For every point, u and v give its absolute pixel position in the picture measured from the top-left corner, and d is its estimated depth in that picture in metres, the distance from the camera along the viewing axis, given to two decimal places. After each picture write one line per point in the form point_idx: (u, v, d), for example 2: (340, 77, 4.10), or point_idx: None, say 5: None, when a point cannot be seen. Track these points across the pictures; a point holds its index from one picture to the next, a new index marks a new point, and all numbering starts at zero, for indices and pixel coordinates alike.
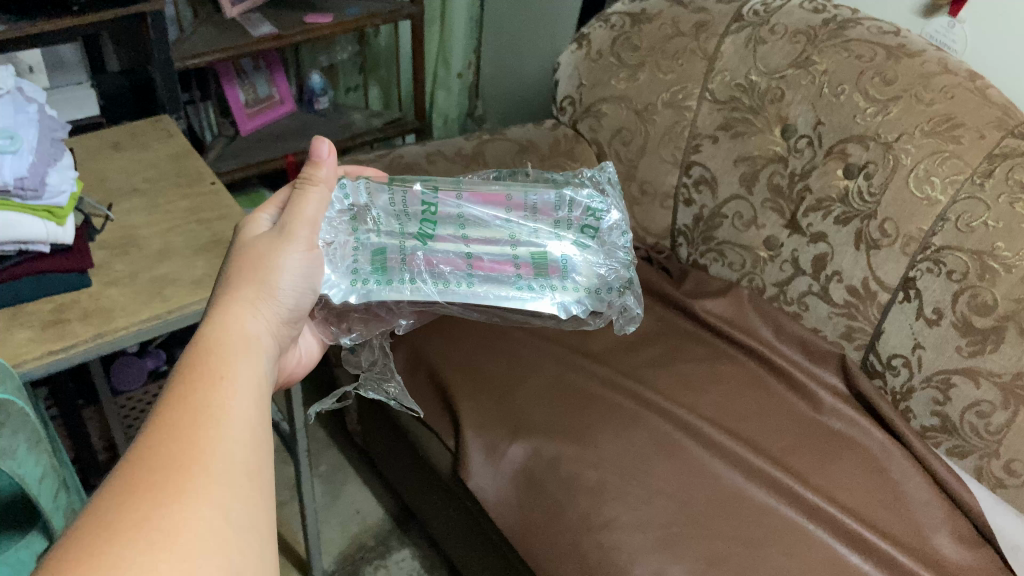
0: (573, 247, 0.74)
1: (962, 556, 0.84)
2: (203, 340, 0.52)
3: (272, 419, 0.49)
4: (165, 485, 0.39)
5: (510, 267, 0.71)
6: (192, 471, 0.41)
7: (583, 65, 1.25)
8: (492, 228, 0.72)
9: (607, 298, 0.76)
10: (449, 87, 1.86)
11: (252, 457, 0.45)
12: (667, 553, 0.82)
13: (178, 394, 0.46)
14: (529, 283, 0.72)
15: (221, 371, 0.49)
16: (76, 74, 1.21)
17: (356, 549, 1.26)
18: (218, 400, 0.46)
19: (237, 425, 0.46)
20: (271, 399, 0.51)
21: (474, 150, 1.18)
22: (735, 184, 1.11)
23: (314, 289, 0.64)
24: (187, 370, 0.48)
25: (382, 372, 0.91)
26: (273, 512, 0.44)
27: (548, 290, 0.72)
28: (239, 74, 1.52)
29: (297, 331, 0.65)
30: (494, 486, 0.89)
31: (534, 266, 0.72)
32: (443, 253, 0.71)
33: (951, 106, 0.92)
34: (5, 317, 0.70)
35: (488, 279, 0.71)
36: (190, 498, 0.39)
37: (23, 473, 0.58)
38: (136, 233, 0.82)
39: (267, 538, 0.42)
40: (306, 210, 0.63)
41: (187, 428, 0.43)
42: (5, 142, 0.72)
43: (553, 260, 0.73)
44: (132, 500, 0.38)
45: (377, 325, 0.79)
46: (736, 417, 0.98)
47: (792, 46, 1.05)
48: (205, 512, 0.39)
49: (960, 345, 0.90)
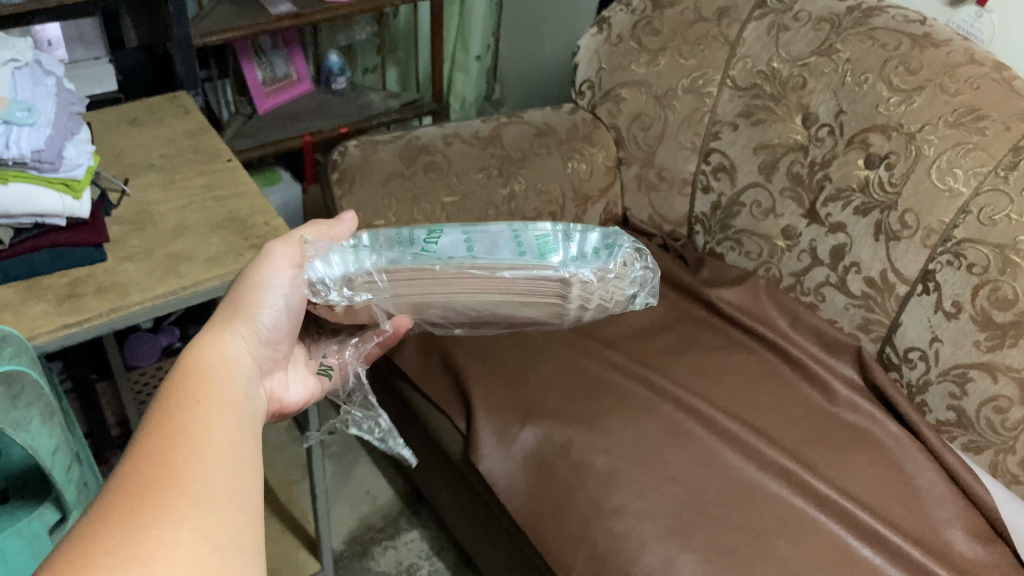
0: (578, 234, 0.70)
1: (975, 552, 0.84)
2: (182, 365, 0.49)
3: (256, 445, 0.46)
4: (140, 509, 0.36)
5: (513, 245, 0.67)
6: (169, 494, 0.38)
7: (604, 49, 1.24)
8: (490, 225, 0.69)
9: (611, 263, 0.69)
10: (468, 70, 1.85)
11: (236, 479, 0.42)
12: (677, 541, 0.81)
13: (154, 421, 0.43)
14: (527, 249, 0.67)
15: (199, 396, 0.46)
16: (94, 49, 1.22)
17: (365, 529, 1.26)
18: (199, 424, 0.44)
19: (218, 449, 0.42)
20: (255, 424, 0.48)
21: (491, 133, 1.17)
22: (754, 172, 1.11)
23: (297, 322, 0.63)
24: (167, 396, 0.45)
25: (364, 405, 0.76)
26: (262, 533, 0.41)
27: (550, 257, 0.66)
28: (257, 53, 1.52)
29: (282, 361, 0.64)
30: (504, 470, 0.89)
31: (538, 243, 0.67)
32: (448, 240, 0.67)
33: (976, 97, 0.91)
34: (20, 290, 0.70)
35: (489, 252, 0.66)
36: (169, 521, 0.36)
37: (37, 445, 0.58)
38: (152, 209, 0.82)
39: (256, 566, 0.39)
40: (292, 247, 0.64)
41: (167, 453, 0.40)
42: (22, 115, 0.71)
43: (554, 242, 0.68)
44: (104, 527, 0.35)
45: (374, 335, 0.72)
46: (749, 407, 0.98)
47: (816, 33, 1.04)
48: (183, 533, 0.36)
49: (979, 339, 0.89)
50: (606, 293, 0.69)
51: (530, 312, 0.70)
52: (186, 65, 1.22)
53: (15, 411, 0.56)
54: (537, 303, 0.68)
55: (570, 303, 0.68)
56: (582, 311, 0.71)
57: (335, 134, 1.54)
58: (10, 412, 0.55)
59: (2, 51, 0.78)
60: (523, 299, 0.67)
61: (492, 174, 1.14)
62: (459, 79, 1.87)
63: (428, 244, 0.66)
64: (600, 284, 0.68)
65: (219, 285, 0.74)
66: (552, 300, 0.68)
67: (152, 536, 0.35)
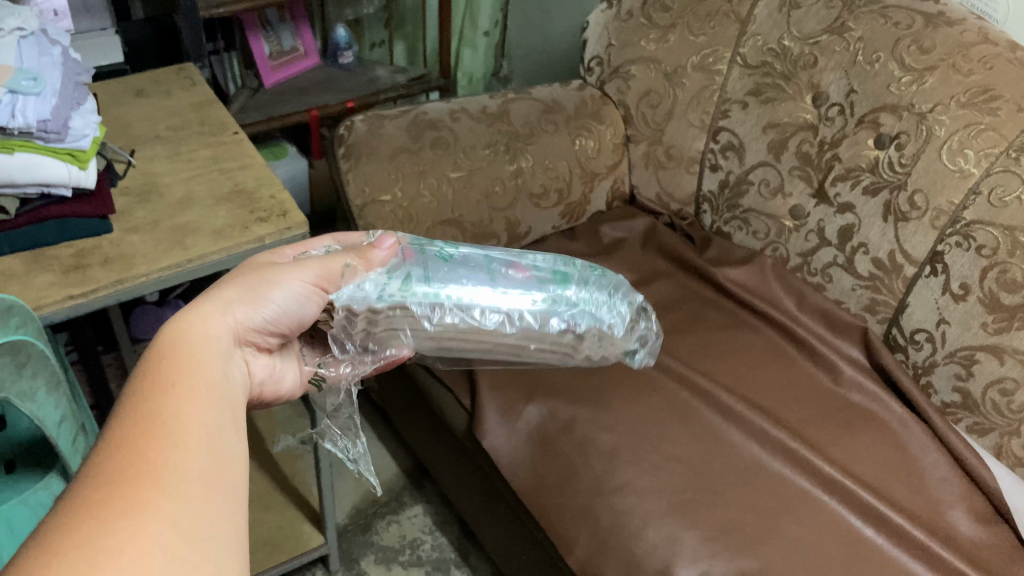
0: (587, 275, 0.81)
1: (976, 533, 0.84)
2: (162, 339, 0.49)
3: (232, 425, 0.46)
4: (109, 502, 0.36)
5: (532, 276, 0.76)
6: (138, 485, 0.37)
7: (613, 25, 1.23)
8: (503, 255, 0.77)
9: (617, 314, 0.81)
10: (476, 46, 1.83)
11: (211, 464, 0.41)
12: (679, 519, 0.81)
13: (129, 406, 0.42)
14: (548, 281, 0.76)
15: (176, 377, 0.46)
16: (100, 21, 1.21)
17: (369, 504, 1.27)
18: (175, 407, 0.43)
19: (192, 433, 0.42)
20: (235, 406, 0.48)
21: (499, 108, 1.16)
22: (763, 151, 1.10)
23: (306, 310, 0.63)
24: (144, 378, 0.45)
25: (348, 425, 0.79)
26: (238, 511, 0.41)
27: (569, 294, 0.77)
28: (264, 25, 1.50)
29: (272, 344, 0.63)
30: (507, 446, 0.90)
31: (557, 278, 0.77)
32: (466, 270, 0.73)
33: (989, 77, 0.90)
34: (26, 261, 0.70)
35: (511, 282, 0.74)
36: (137, 514, 0.36)
37: (43, 416, 0.59)
38: (159, 181, 0.82)
39: (232, 550, 0.39)
40: (332, 269, 0.64)
41: (137, 440, 0.40)
42: (27, 84, 0.71)
43: (571, 283, 0.78)
44: (71, 523, 0.35)
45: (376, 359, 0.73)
46: (754, 386, 0.98)
47: (828, 11, 1.03)
48: (153, 527, 0.36)
49: (986, 321, 0.89)
50: (611, 342, 0.82)
51: (540, 351, 0.80)
52: (194, 37, 1.22)
53: (21, 381, 0.56)
54: (550, 348, 0.79)
55: (587, 345, 0.80)
56: (587, 353, 0.82)
57: (341, 108, 1.53)
58: (16, 382, 0.56)
59: (7, 20, 0.77)
60: (545, 338, 0.77)
61: (499, 150, 1.13)
62: (467, 54, 1.85)
63: (450, 275, 0.72)
64: (606, 328, 0.80)
65: (225, 257, 0.74)
66: (575, 341, 0.79)
67: (120, 529, 0.35)
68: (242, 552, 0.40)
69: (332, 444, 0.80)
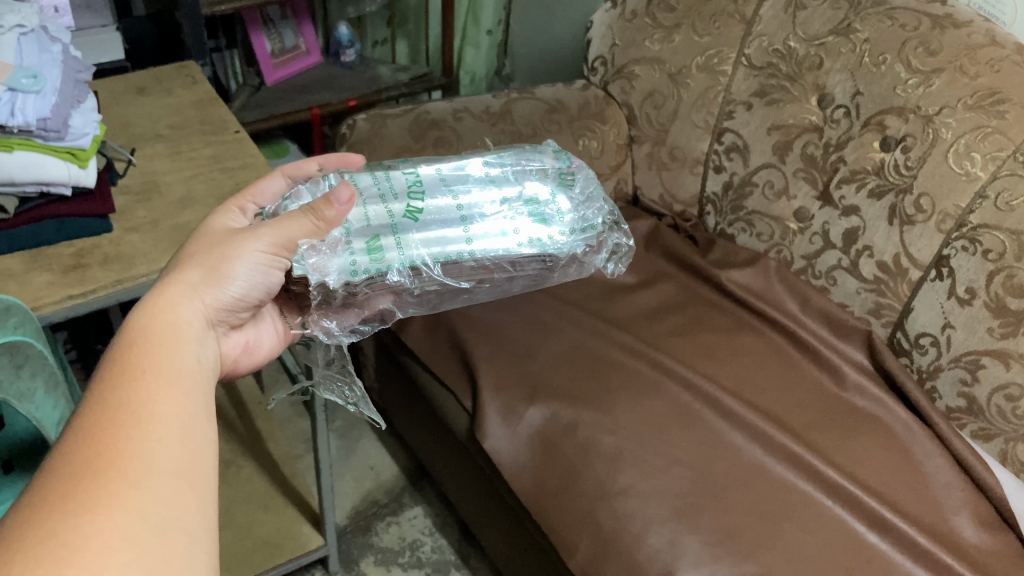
0: (554, 188, 0.83)
1: (982, 540, 0.83)
2: (130, 328, 0.49)
3: (205, 413, 0.45)
4: (75, 493, 0.36)
5: (502, 206, 0.79)
6: (104, 475, 0.37)
7: (618, 24, 1.24)
8: (471, 187, 0.79)
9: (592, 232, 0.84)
10: (479, 44, 1.83)
11: (181, 456, 0.41)
12: (682, 523, 0.80)
13: (98, 393, 0.42)
14: (518, 210, 0.80)
15: (145, 364, 0.45)
16: (101, 16, 1.21)
17: (368, 505, 1.26)
18: (144, 396, 0.43)
19: (162, 422, 0.42)
20: (206, 393, 0.48)
21: (502, 108, 1.15)
22: (767, 153, 1.09)
23: (268, 276, 0.63)
24: (114, 365, 0.45)
25: (345, 372, 0.83)
26: (209, 502, 0.41)
27: (541, 219, 0.80)
28: (266, 23, 1.50)
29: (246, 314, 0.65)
30: (509, 449, 0.89)
31: (527, 205, 0.81)
32: (439, 217, 0.76)
33: (996, 80, 0.89)
34: (25, 260, 0.70)
35: (484, 223, 0.77)
36: (102, 505, 0.36)
37: (41, 416, 0.58)
38: (159, 180, 0.81)
39: (200, 541, 0.39)
40: (289, 233, 0.61)
41: (105, 428, 0.40)
42: (27, 82, 0.70)
43: (543, 207, 0.81)
44: (36, 514, 0.34)
45: (357, 313, 0.77)
46: (757, 389, 0.97)
47: (834, 12, 1.02)
48: (119, 519, 0.35)
49: (992, 326, 0.88)
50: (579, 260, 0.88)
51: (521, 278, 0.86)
52: (195, 35, 1.22)
53: (19, 381, 0.56)
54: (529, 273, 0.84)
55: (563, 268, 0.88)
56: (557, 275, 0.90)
57: (342, 107, 1.53)
58: (13, 383, 0.55)
59: (8, 16, 0.77)
60: (529, 265, 0.82)
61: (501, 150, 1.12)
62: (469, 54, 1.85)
63: (421, 232, 0.74)
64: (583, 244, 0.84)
65: None
66: (553, 266, 0.85)
67: (85, 522, 0.34)
68: (212, 545, 0.40)
69: (331, 392, 0.83)
